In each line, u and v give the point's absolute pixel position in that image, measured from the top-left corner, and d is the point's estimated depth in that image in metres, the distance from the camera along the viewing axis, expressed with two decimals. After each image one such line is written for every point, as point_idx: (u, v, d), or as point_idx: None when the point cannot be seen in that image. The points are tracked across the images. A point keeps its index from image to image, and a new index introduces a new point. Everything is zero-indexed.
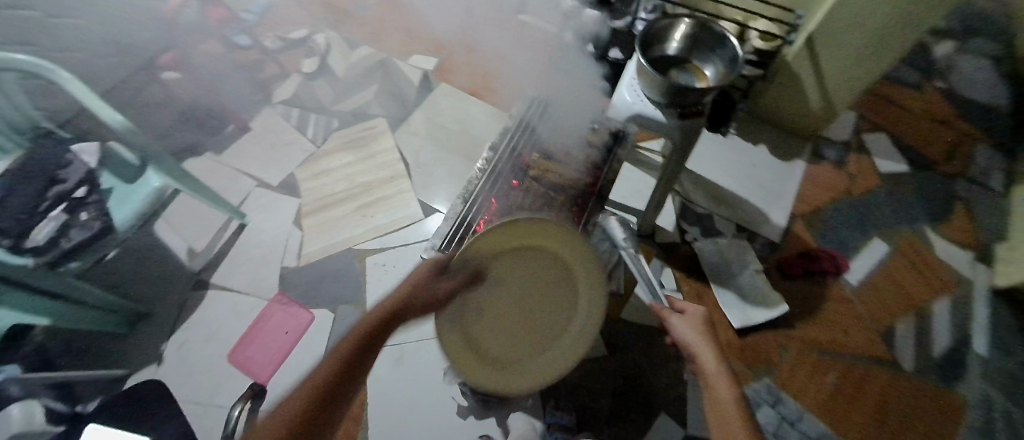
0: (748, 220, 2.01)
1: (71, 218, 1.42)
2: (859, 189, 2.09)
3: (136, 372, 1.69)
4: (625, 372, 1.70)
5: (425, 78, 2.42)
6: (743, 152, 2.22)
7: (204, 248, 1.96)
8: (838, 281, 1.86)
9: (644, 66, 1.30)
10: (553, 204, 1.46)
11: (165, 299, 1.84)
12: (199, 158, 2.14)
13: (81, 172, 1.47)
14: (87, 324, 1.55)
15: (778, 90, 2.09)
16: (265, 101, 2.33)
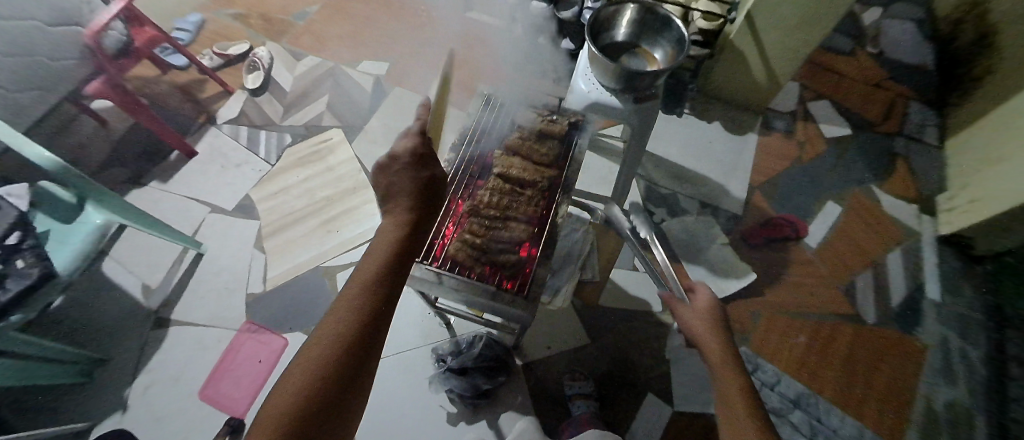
0: (710, 196, 2.08)
1: (6, 268, 1.27)
2: (810, 156, 2.19)
3: (101, 423, 1.58)
4: (609, 357, 1.72)
5: (377, 84, 2.36)
6: (700, 130, 2.28)
7: (160, 284, 1.85)
8: (800, 245, 1.95)
9: (595, 55, 1.31)
10: (520, 202, 1.29)
11: (123, 342, 1.73)
12: (143, 190, 2.01)
13: (11, 215, 1.30)
14: (41, 379, 1.42)
15: (726, 68, 2.16)
16: (209, 122, 2.21)
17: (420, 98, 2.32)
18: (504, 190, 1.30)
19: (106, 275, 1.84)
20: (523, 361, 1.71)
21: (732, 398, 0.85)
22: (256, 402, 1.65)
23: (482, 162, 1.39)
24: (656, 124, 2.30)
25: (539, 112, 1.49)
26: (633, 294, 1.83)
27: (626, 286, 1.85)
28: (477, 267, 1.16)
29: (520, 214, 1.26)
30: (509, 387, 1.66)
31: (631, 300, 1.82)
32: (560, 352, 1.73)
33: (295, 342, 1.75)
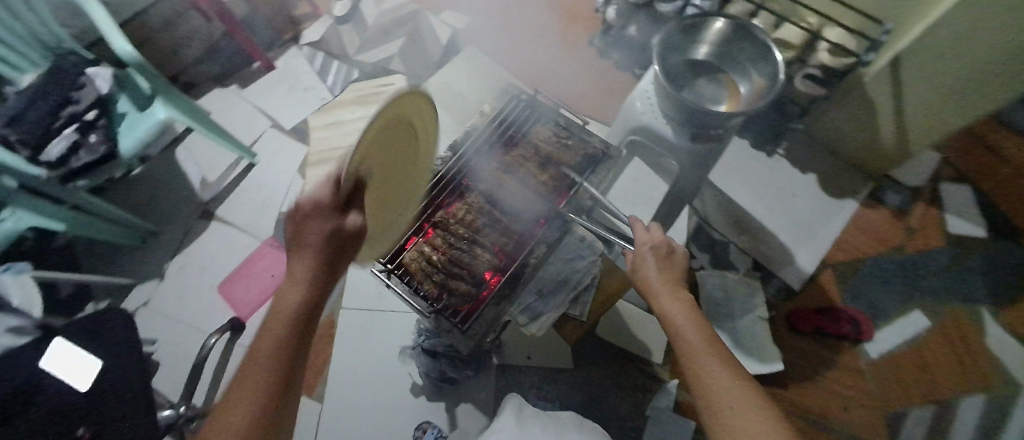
0: (767, 258, 1.79)
1: (82, 139, 1.48)
2: (915, 247, 1.77)
3: (141, 283, 1.85)
4: (585, 390, 1.62)
5: (452, 39, 2.30)
6: (787, 178, 1.93)
7: (215, 180, 2.04)
8: (855, 348, 1.63)
9: (661, 78, 1.15)
10: (496, 232, 1.19)
11: (174, 221, 1.96)
12: (225, 91, 2.21)
13: (93, 95, 1.52)
14: (101, 234, 1.69)
15: (848, 115, 1.76)
16: (293, 41, 2.32)
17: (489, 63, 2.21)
18: (484, 212, 1.21)
19: (176, 158, 2.08)
20: (499, 361, 1.66)
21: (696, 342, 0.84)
22: (259, 310, 1.82)
23: (476, 174, 1.28)
24: (736, 157, 1.99)
25: (558, 134, 1.32)
26: (635, 335, 1.68)
27: (632, 325, 1.69)
28: (427, 283, 1.12)
29: (490, 242, 1.18)
30: (476, 381, 1.64)
31: (632, 341, 1.67)
32: (539, 366, 1.66)
33: None
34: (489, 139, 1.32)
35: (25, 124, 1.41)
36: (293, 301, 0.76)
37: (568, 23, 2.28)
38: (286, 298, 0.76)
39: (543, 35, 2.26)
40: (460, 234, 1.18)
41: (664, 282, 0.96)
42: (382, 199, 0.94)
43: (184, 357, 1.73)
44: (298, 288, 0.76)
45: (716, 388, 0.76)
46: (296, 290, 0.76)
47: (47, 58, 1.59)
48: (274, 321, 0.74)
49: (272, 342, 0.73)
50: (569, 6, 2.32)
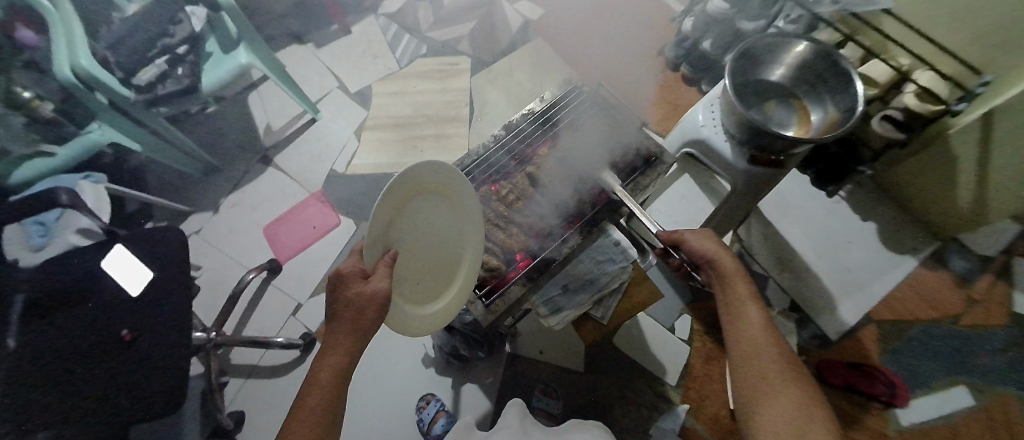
0: (805, 300, 1.72)
1: (170, 70, 1.61)
2: (974, 320, 1.64)
3: (197, 212, 1.99)
4: (591, 394, 1.61)
5: (522, 29, 2.33)
6: (843, 223, 1.83)
7: (279, 128, 2.17)
8: (884, 412, 1.54)
9: (727, 90, 1.13)
10: (532, 217, 1.21)
11: (236, 161, 2.09)
12: (302, 47, 2.34)
13: (187, 31, 1.63)
14: (172, 161, 1.84)
15: (923, 166, 1.65)
16: (372, 10, 2.43)
17: (554, 56, 2.23)
18: (526, 195, 1.24)
19: (248, 103, 2.22)
20: (512, 350, 1.68)
21: (754, 328, 0.89)
22: (296, 257, 1.92)
23: (526, 156, 1.30)
24: (791, 192, 1.90)
25: (612, 131, 1.30)
26: (654, 354, 1.64)
27: (652, 340, 1.66)
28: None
29: (524, 225, 1.20)
30: (485, 365, 1.67)
31: (648, 356, 1.64)
32: (550, 363, 1.66)
33: (344, 226, 1.96)
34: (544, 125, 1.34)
35: (127, 47, 1.54)
36: (329, 368, 0.80)
37: (640, 29, 2.25)
38: (325, 361, 0.80)
39: (613, 38, 2.25)
40: (498, 211, 1.22)
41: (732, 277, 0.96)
42: (421, 270, 0.94)
43: (223, 286, 1.86)
44: (334, 357, 0.80)
45: (773, 377, 0.82)
46: (332, 358, 0.80)
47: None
48: (314, 383, 0.79)
49: (314, 409, 0.77)
50: (644, 12, 2.30)
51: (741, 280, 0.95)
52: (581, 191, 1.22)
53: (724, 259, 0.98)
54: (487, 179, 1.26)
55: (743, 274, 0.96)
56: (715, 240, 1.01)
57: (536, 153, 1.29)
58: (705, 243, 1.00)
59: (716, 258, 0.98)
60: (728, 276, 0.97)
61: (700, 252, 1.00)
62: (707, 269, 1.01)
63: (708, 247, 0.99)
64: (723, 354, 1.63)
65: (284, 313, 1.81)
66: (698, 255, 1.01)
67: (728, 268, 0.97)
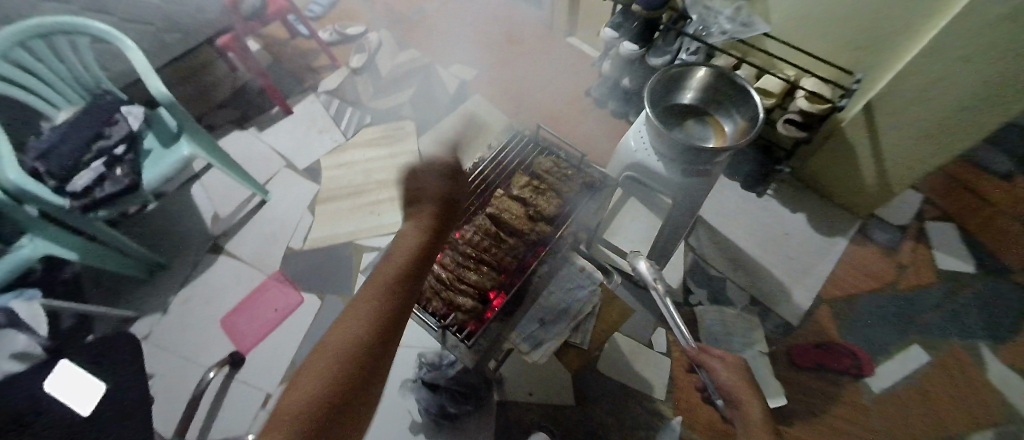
0: (763, 293, 1.83)
1: (107, 172, 1.56)
2: (908, 283, 1.81)
3: (143, 316, 1.87)
4: (587, 428, 1.59)
5: (461, 88, 2.48)
6: (778, 218, 2.01)
7: (227, 215, 2.12)
8: (857, 384, 1.63)
9: (650, 115, 1.27)
10: (500, 253, 1.24)
11: (184, 255, 2.01)
12: (244, 132, 2.35)
13: (123, 131, 1.60)
14: (112, 265, 1.76)
15: (830, 157, 1.88)
16: (311, 88, 2.50)
17: (493, 109, 2.38)
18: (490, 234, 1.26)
19: (191, 194, 2.16)
20: (500, 397, 1.64)
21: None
22: (259, 344, 1.82)
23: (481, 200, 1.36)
24: (728, 197, 2.08)
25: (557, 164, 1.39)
26: (639, 372, 1.66)
27: (633, 360, 1.68)
28: (436, 301, 1.19)
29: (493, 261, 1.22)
30: (476, 419, 1.60)
31: (633, 376, 1.66)
32: (540, 402, 1.64)
33: (308, 303, 1.89)
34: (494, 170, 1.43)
35: (60, 154, 1.52)
36: (368, 306, 0.80)
37: (568, 74, 2.48)
38: (365, 300, 0.82)
39: (544, 86, 2.45)
40: (465, 253, 1.23)
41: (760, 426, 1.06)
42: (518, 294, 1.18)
43: (179, 391, 1.71)
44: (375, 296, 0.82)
45: None
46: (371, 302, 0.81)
47: (88, 96, 1.71)
48: (348, 316, 0.79)
49: (351, 334, 0.76)
50: (568, 60, 2.54)
51: (759, 420, 1.07)
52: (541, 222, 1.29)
53: (746, 396, 1.14)
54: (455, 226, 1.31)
55: (769, 426, 1.06)
56: (740, 376, 1.19)
57: (493, 194, 1.36)
58: (727, 375, 1.19)
59: (739, 393, 1.15)
60: (748, 410, 1.11)
61: (725, 386, 1.18)
62: (734, 404, 1.17)
63: (732, 383, 1.17)
64: None
65: (252, 408, 1.68)
66: (722, 386, 1.19)
67: (748, 405, 1.12)
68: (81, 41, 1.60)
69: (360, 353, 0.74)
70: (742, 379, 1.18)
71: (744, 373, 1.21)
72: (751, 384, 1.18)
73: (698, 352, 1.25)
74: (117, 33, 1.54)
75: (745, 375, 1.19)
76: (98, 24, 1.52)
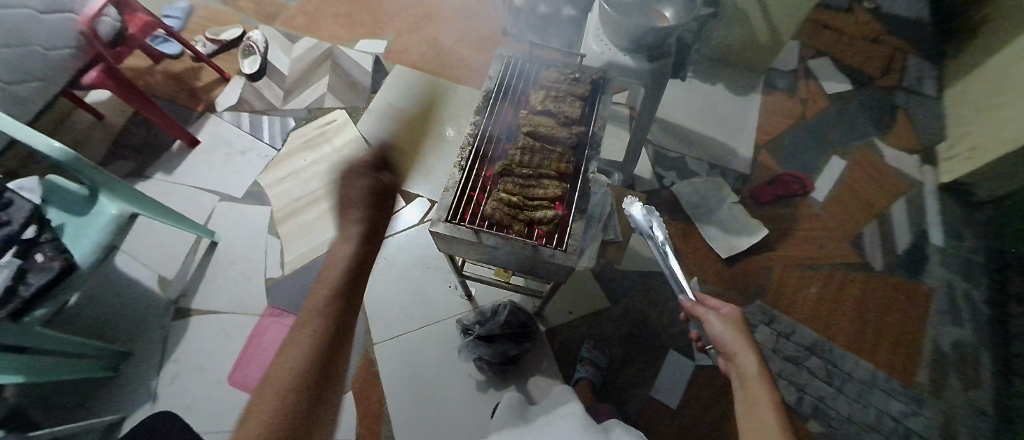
0: (717, 157, 2.11)
1: (26, 262, 1.30)
2: (812, 112, 2.24)
3: (132, 413, 1.61)
4: (629, 318, 1.78)
5: (377, 63, 2.34)
6: (704, 92, 2.29)
7: (176, 274, 1.85)
8: (806, 199, 2.02)
9: (607, 9, 1.38)
10: (553, 162, 1.25)
11: (147, 333, 1.74)
12: (149, 181, 2.02)
13: (25, 210, 1.30)
14: (66, 375, 1.46)
15: (729, 27, 2.16)
16: (209, 111, 2.20)
17: (420, 75, 2.31)
18: (535, 149, 1.27)
19: (119, 267, 1.85)
20: (546, 327, 1.76)
21: (761, 409, 0.87)
22: None
23: (507, 127, 1.33)
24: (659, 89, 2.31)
25: (564, 71, 1.39)
26: (651, 257, 1.88)
27: (645, 250, 1.89)
28: (516, 226, 1.16)
29: (549, 172, 1.24)
30: (534, 352, 1.71)
31: (648, 262, 1.87)
32: (582, 316, 1.78)
33: None
34: (506, 94, 1.38)
35: None
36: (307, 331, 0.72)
37: (479, 22, 2.50)
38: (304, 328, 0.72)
39: (461, 39, 2.44)
40: (522, 175, 1.23)
41: (760, 377, 0.93)
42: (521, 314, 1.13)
43: None
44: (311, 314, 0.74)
45: None
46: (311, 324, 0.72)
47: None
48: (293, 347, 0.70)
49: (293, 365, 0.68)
50: (473, 8, 2.55)
51: (757, 376, 0.92)
52: (570, 125, 1.31)
53: (741, 349, 0.98)
54: (496, 154, 1.29)
55: (765, 377, 0.93)
56: (735, 328, 1.03)
57: (518, 116, 1.34)
58: (724, 329, 1.03)
59: (732, 346, 0.99)
60: (743, 365, 0.96)
61: (720, 339, 1.02)
62: (725, 355, 1.02)
63: (726, 335, 1.01)
64: (693, 226, 1.95)
65: None
66: (715, 339, 1.04)
67: (742, 359, 0.96)
68: None
69: (304, 383, 0.66)
70: (736, 328, 1.03)
71: (741, 324, 1.05)
72: (746, 337, 1.01)
73: (694, 309, 1.08)
74: None
75: (741, 327, 1.04)
76: None
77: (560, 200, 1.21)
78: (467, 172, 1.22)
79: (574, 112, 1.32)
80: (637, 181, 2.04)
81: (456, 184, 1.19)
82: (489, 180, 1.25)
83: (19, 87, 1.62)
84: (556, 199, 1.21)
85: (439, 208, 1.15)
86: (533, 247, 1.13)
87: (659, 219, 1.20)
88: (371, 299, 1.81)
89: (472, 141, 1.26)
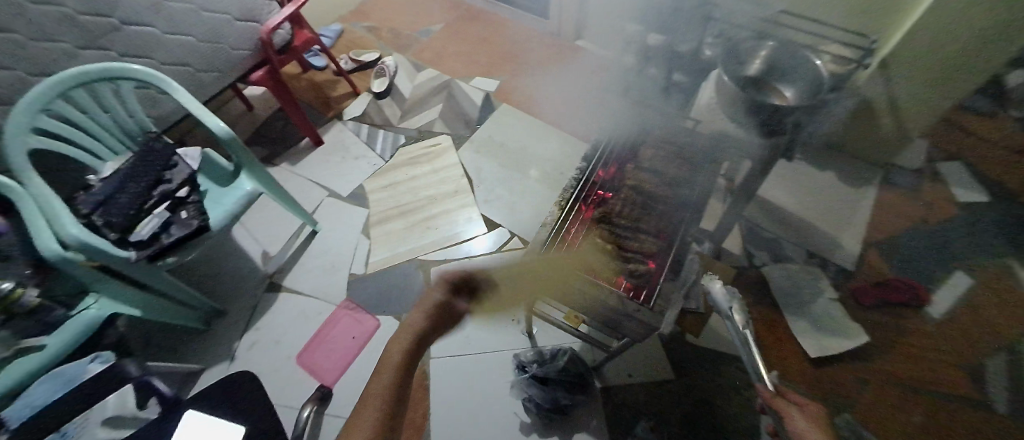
0: (817, 246, 1.97)
1: (172, 216, 1.54)
2: (935, 219, 2.03)
3: (210, 367, 1.78)
4: (692, 397, 1.66)
5: (487, 99, 2.55)
6: (810, 177, 2.18)
7: (277, 253, 2.07)
8: (918, 313, 1.80)
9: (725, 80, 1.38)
10: (651, 217, 1.29)
11: (239, 299, 1.94)
12: (277, 168, 2.32)
13: (183, 174, 1.62)
14: (169, 318, 1.65)
15: (848, 115, 2.07)
16: (337, 118, 2.51)
17: (523, 116, 2.46)
18: (634, 203, 1.32)
19: (235, 237, 2.10)
20: (602, 384, 1.69)
21: None
22: (343, 376, 1.76)
23: (612, 176, 1.38)
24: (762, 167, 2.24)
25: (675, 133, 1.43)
26: (728, 336, 1.75)
27: (722, 328, 1.78)
28: (605, 272, 1.20)
29: (646, 227, 1.27)
30: (584, 408, 1.64)
31: (723, 342, 1.75)
32: (641, 382, 1.69)
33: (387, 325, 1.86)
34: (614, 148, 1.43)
35: (120, 203, 1.49)
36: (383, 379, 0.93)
37: (586, 75, 2.64)
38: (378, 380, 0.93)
39: (569, 89, 2.58)
40: (616, 224, 1.28)
41: None
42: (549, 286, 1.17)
43: None
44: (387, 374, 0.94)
45: None
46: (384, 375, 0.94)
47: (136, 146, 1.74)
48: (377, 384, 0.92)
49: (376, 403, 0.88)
50: (584, 63, 2.70)
51: None
52: (673, 186, 1.33)
53: None
54: (595, 199, 1.34)
55: None
56: (821, 428, 0.96)
57: (622, 169, 1.39)
58: (808, 426, 0.95)
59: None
60: None
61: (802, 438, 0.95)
62: None
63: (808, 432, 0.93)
64: (779, 315, 1.81)
65: None
66: (794, 435, 0.96)
67: None
68: (127, 86, 1.60)
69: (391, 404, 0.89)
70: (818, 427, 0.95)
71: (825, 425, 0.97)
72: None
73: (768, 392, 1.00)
74: (159, 74, 1.57)
75: (828, 429, 0.96)
76: (136, 66, 1.55)
77: (654, 257, 1.21)
78: (566, 210, 1.29)
79: (678, 173, 1.35)
80: (723, 254, 1.97)
81: (554, 222, 1.25)
82: (584, 223, 1.30)
83: (205, 74, 2.00)
84: (649, 255, 1.23)
85: (534, 242, 1.22)
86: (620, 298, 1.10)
87: (739, 300, 1.14)
88: None
89: (576, 184, 1.33)
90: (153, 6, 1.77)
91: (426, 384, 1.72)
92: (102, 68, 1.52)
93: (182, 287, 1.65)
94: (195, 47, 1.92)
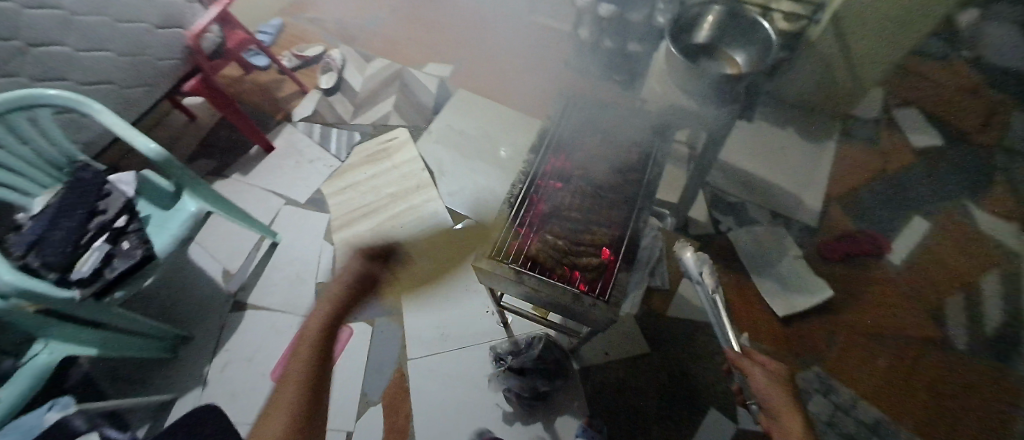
0: (781, 206, 1.99)
1: (114, 248, 1.45)
2: (894, 166, 2.06)
3: (183, 395, 1.73)
4: (669, 368, 1.69)
5: (442, 86, 2.45)
6: (772, 136, 2.18)
7: (239, 269, 2.00)
8: (880, 261, 1.85)
9: (673, 52, 1.33)
10: (605, 205, 1.27)
11: (204, 323, 1.87)
12: (227, 180, 2.20)
13: (119, 202, 1.52)
14: (130, 352, 1.58)
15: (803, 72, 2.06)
16: (286, 120, 2.39)
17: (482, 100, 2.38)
18: (587, 192, 1.29)
19: (192, 257, 2.02)
20: (580, 365, 1.71)
21: None
22: None
23: (564, 165, 1.35)
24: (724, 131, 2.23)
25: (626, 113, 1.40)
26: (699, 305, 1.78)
27: (693, 298, 1.80)
28: (560, 268, 1.17)
29: (601, 215, 1.25)
30: (564, 391, 1.66)
31: (694, 312, 1.78)
32: (618, 360, 1.71)
33: (359, 331, 1.82)
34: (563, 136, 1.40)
35: (53, 242, 1.40)
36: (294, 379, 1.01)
37: (542, 50, 2.55)
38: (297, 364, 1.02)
39: (527, 67, 2.50)
40: (569, 215, 1.25)
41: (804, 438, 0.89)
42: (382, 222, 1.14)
43: None
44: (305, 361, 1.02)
45: None
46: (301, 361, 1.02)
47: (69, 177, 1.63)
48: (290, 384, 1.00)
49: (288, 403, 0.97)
50: (540, 38, 2.60)
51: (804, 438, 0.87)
52: (624, 172, 1.32)
53: (785, 410, 0.96)
54: (547, 191, 1.30)
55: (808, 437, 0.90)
56: (779, 388, 1.00)
57: (572, 158, 1.35)
58: (769, 386, 1.00)
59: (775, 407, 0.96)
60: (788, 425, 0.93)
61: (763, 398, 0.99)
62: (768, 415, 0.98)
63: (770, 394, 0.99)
64: (748, 278, 1.84)
65: None
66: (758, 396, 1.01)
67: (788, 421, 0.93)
68: (43, 114, 1.47)
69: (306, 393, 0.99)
70: (779, 386, 1.00)
71: (785, 383, 1.02)
72: (790, 399, 0.98)
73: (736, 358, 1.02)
74: (78, 96, 1.44)
75: (786, 387, 1.01)
76: (50, 91, 1.41)
77: (605, 246, 1.19)
78: (516, 207, 1.25)
79: (628, 160, 1.33)
80: (691, 223, 1.98)
81: (504, 221, 1.22)
82: (537, 218, 1.26)
83: (132, 90, 1.85)
84: (604, 245, 1.21)
85: (486, 243, 1.18)
86: (574, 293, 1.10)
87: (711, 267, 1.09)
88: (412, 315, 1.85)
89: (525, 178, 1.29)
90: (59, 23, 1.61)
91: (406, 385, 1.71)
92: (11, 96, 1.37)
93: (138, 320, 1.57)
94: (116, 62, 1.77)
